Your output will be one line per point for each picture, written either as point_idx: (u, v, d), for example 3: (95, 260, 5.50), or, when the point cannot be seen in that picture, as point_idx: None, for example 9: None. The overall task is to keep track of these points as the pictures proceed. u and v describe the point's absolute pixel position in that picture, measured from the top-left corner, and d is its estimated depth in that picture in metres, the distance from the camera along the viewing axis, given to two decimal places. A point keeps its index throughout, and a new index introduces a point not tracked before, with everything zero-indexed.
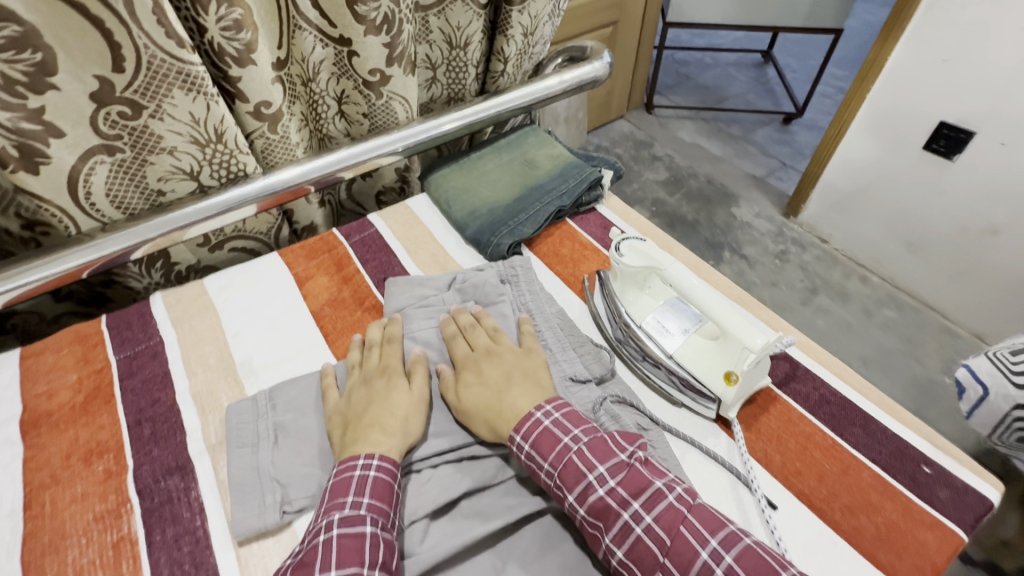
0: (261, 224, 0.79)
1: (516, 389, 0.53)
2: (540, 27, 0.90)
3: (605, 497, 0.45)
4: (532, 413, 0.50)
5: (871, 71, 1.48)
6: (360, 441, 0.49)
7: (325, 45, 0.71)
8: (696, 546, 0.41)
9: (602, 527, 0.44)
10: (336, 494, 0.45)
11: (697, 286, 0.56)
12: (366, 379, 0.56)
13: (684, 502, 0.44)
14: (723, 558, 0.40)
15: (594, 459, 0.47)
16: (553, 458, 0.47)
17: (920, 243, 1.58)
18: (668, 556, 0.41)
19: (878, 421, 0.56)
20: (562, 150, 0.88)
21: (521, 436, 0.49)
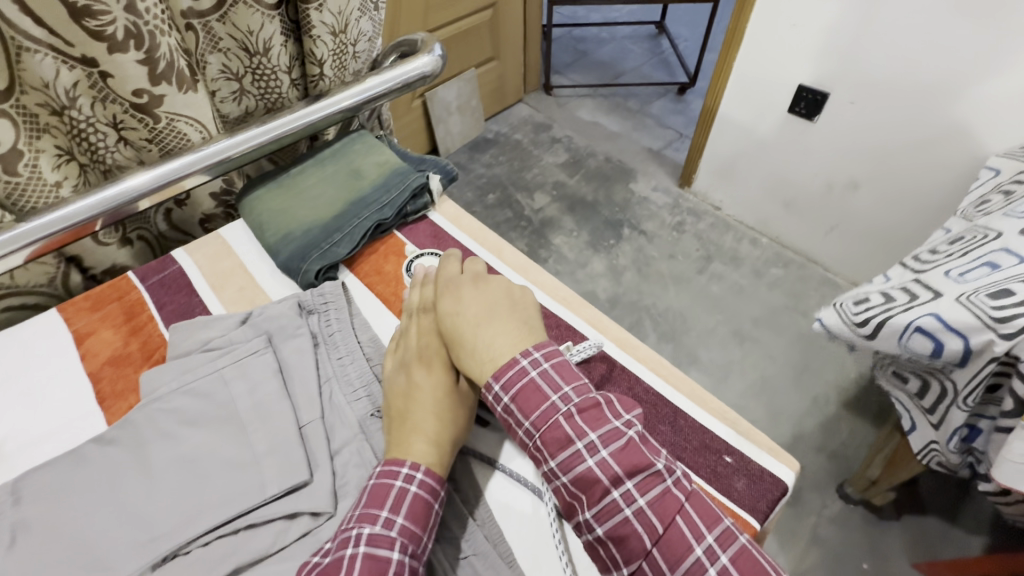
0: (37, 275, 0.70)
1: (495, 333, 0.49)
2: (352, 23, 0.83)
3: (593, 468, 0.43)
4: (516, 360, 0.47)
5: (733, 40, 1.50)
6: (406, 448, 0.49)
7: (71, 66, 0.61)
8: (692, 539, 0.41)
9: (585, 500, 0.43)
10: (371, 502, 0.45)
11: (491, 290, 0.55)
12: (399, 366, 0.54)
13: (681, 488, 0.43)
14: (719, 558, 0.40)
15: (584, 426, 0.44)
16: (537, 417, 0.45)
17: (796, 202, 1.65)
18: (658, 545, 0.41)
19: (687, 415, 0.56)
20: (390, 156, 0.82)
21: (500, 385, 0.46)
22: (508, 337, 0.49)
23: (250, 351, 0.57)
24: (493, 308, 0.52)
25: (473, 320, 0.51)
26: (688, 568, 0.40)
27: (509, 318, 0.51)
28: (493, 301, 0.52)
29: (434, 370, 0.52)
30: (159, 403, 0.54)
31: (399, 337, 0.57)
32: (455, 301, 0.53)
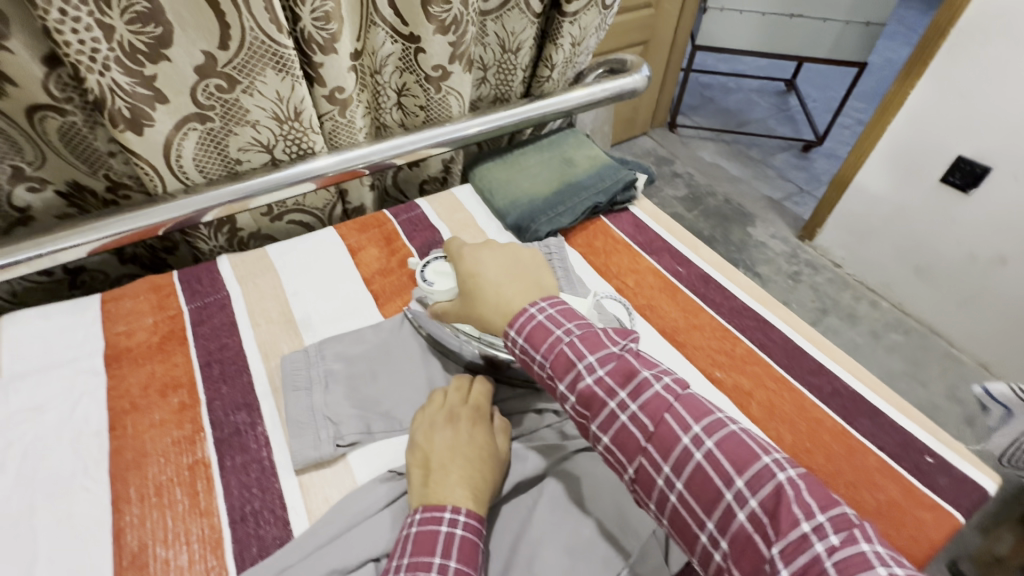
0: (319, 200, 0.86)
1: (510, 288, 0.56)
2: (586, 39, 0.97)
3: (592, 385, 0.47)
4: (527, 309, 0.52)
5: (892, 103, 1.52)
6: (448, 497, 0.47)
7: (395, 42, 0.78)
8: (574, 360, 0.48)
9: (589, 415, 0.47)
10: (420, 550, 0.43)
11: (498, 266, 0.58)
12: (436, 425, 0.54)
13: (557, 323, 0.51)
14: (704, 443, 0.43)
15: (584, 350, 0.49)
16: (544, 349, 0.50)
17: (929, 270, 1.62)
18: (651, 442, 0.45)
19: (886, 413, 0.61)
20: (599, 153, 0.94)
21: (515, 331, 0.52)
22: (525, 291, 0.55)
23: None
24: (512, 271, 0.58)
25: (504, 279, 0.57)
26: (572, 383, 0.48)
27: (524, 279, 0.57)
28: (507, 264, 0.59)
29: (479, 430, 0.53)
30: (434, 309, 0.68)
31: (438, 410, 0.56)
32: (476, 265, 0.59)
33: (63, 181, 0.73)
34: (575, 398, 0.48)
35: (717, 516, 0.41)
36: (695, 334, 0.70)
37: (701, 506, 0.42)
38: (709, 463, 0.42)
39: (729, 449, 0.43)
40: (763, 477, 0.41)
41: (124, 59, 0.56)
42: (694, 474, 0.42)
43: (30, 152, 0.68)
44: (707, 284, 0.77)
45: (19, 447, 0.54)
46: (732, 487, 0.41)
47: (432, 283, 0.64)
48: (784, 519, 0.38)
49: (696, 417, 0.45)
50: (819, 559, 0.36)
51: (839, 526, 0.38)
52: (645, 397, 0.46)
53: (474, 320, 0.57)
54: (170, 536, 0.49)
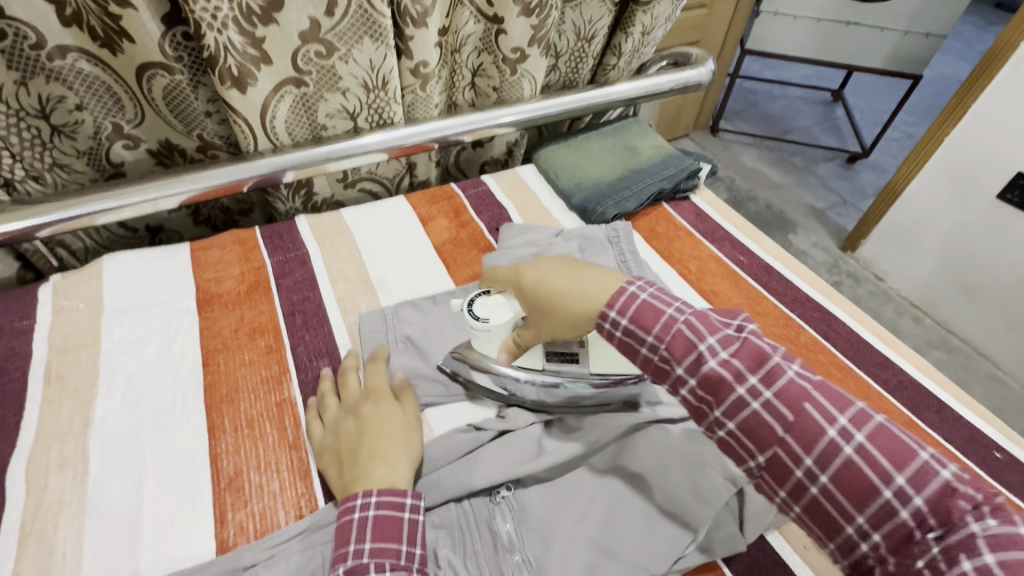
0: (390, 170, 0.89)
1: (590, 275, 0.51)
2: (656, 29, 0.98)
3: (718, 367, 0.44)
4: (624, 288, 0.49)
5: (952, 115, 1.49)
6: (365, 478, 0.47)
7: (478, 22, 0.81)
8: (694, 341, 0.46)
9: (712, 401, 0.45)
10: (339, 542, 0.43)
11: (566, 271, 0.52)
12: (337, 418, 0.54)
13: (665, 301, 0.48)
14: (853, 437, 0.41)
15: (703, 330, 0.46)
16: (659, 330, 0.47)
17: (977, 288, 1.57)
18: (790, 432, 0.42)
19: (954, 410, 0.62)
20: (663, 142, 0.95)
21: (614, 311, 0.48)
22: (606, 276, 0.51)
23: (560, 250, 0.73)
24: (580, 264, 0.53)
25: (567, 279, 0.51)
26: (693, 366, 0.45)
27: (594, 268, 0.53)
28: (571, 261, 0.54)
29: (384, 406, 0.54)
30: None
31: (327, 394, 0.57)
32: (538, 275, 0.53)
33: (155, 140, 0.76)
34: (697, 383, 0.45)
35: (869, 512, 0.39)
36: (759, 320, 0.70)
37: (850, 502, 0.40)
38: (864, 459, 0.40)
39: (881, 443, 0.40)
40: (924, 472, 0.38)
41: (241, 19, 0.60)
42: (843, 468, 0.40)
43: (130, 110, 0.72)
44: (769, 274, 0.77)
45: (121, 375, 0.58)
46: (891, 485, 0.39)
47: (487, 320, 0.57)
48: (952, 516, 0.37)
49: (841, 408, 0.42)
50: (973, 540, 0.35)
51: (1001, 515, 0.36)
52: (781, 384, 0.43)
53: (557, 322, 0.51)
54: (262, 465, 0.52)
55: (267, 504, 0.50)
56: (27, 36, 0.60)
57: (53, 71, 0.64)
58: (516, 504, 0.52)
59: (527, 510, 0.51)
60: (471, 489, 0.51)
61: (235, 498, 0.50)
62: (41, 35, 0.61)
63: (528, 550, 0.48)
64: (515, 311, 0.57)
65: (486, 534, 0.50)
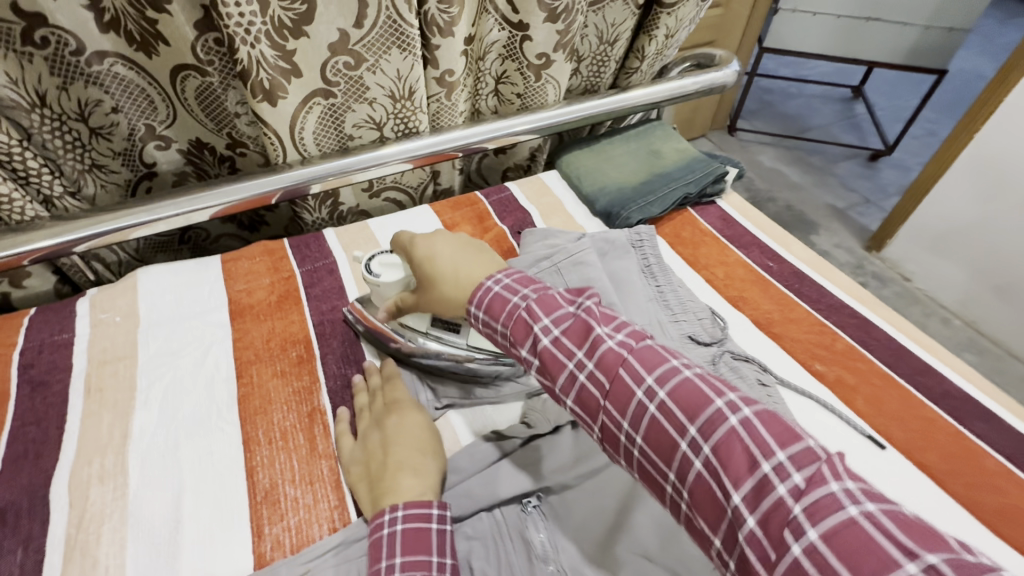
0: (414, 179, 0.89)
1: (470, 263, 0.52)
2: (680, 31, 0.97)
3: (549, 347, 0.43)
4: (483, 283, 0.48)
5: (982, 112, 1.44)
6: (393, 489, 0.47)
7: (503, 29, 0.80)
8: (532, 324, 0.44)
9: (551, 380, 0.43)
10: (372, 558, 0.42)
11: (459, 255, 0.53)
12: (365, 432, 0.54)
13: (514, 291, 0.47)
14: (658, 396, 0.38)
15: (539, 312, 0.44)
16: (505, 318, 0.46)
17: (1010, 289, 1.53)
18: (609, 399, 0.40)
19: (1002, 419, 0.59)
20: (688, 145, 0.94)
21: (473, 306, 0.48)
22: (481, 267, 0.51)
23: (582, 253, 0.72)
24: (470, 248, 0.55)
25: (460, 259, 0.53)
26: (534, 348, 0.44)
27: (484, 254, 0.54)
28: (466, 243, 0.55)
29: (406, 418, 0.54)
30: None
31: (361, 408, 0.57)
32: (431, 250, 0.55)
33: (186, 140, 0.77)
34: (538, 364, 0.44)
35: (680, 470, 0.36)
36: (791, 327, 0.69)
37: (664, 463, 0.37)
38: (663, 414, 0.38)
39: (684, 397, 0.38)
40: (716, 421, 0.36)
41: (273, 33, 0.60)
42: (652, 428, 0.38)
43: (162, 111, 0.73)
44: (800, 280, 0.76)
45: (158, 388, 0.59)
46: (686, 437, 0.36)
47: (378, 275, 0.61)
48: (743, 469, 0.33)
49: (652, 367, 0.40)
50: (786, 507, 0.31)
51: (800, 463, 0.33)
52: (601, 353, 0.41)
53: (432, 301, 0.54)
54: (297, 478, 0.52)
55: (303, 518, 0.50)
56: (67, 43, 0.61)
57: (92, 76, 0.65)
58: (548, 512, 0.50)
59: (559, 520, 0.50)
60: (501, 497, 0.50)
61: (271, 512, 0.50)
62: (81, 42, 0.62)
63: (563, 560, 0.47)
64: (407, 275, 0.60)
65: (519, 544, 0.48)
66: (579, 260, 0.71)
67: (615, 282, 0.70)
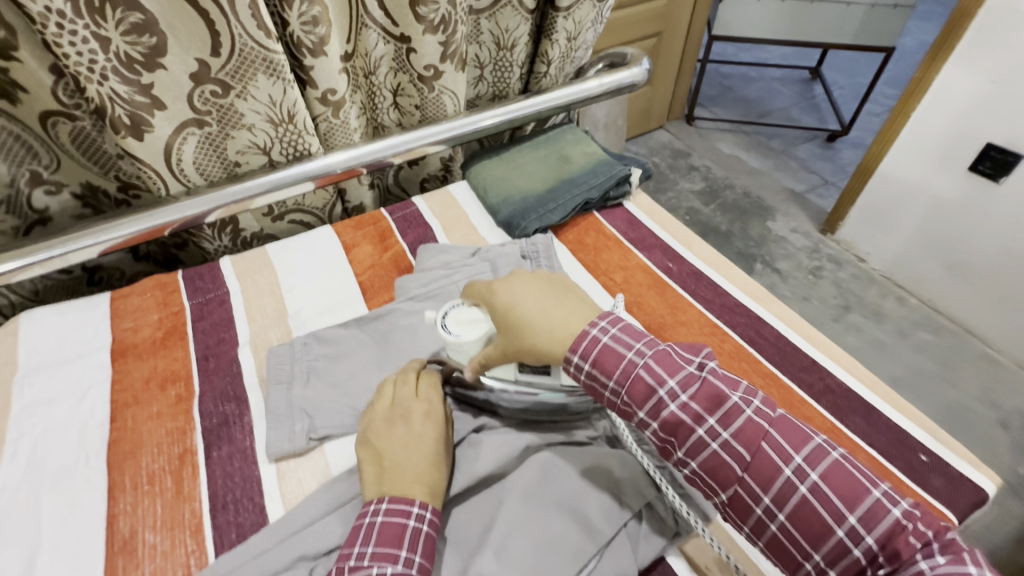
0: (318, 200, 0.89)
1: (558, 311, 0.52)
2: (583, 33, 0.96)
3: (677, 412, 0.45)
4: (588, 331, 0.49)
5: (917, 89, 1.43)
6: (409, 484, 0.48)
7: (387, 42, 0.79)
8: (654, 386, 0.46)
9: (674, 441, 0.45)
10: (385, 540, 0.44)
11: (531, 305, 0.52)
12: (399, 422, 0.53)
13: (625, 344, 0.48)
14: (808, 476, 0.42)
15: (662, 373, 0.46)
16: (619, 375, 0.47)
17: (956, 263, 1.53)
18: (748, 471, 0.43)
19: (880, 412, 0.60)
20: (596, 148, 0.93)
21: (577, 356, 0.49)
22: (578, 314, 0.52)
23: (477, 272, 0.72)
24: (554, 294, 0.54)
25: (542, 310, 0.52)
26: (654, 410, 0.46)
27: (571, 298, 0.54)
28: (550, 291, 0.54)
29: (435, 422, 0.54)
30: (416, 304, 0.69)
31: (388, 388, 0.57)
32: (510, 295, 0.54)
33: (77, 183, 0.76)
34: (658, 425, 0.46)
35: (825, 550, 0.40)
36: (681, 330, 0.68)
37: (805, 537, 0.41)
38: (815, 496, 0.41)
39: (835, 480, 0.41)
40: (878, 511, 0.39)
41: (122, 69, 0.59)
42: (800, 507, 0.41)
43: (45, 156, 0.72)
44: (698, 280, 0.75)
45: (28, 438, 0.58)
46: (843, 523, 0.40)
47: (458, 333, 0.56)
48: (900, 553, 0.38)
49: (797, 445, 0.43)
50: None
51: (952, 551, 0.37)
52: (737, 425, 0.44)
53: (521, 351, 0.52)
54: (159, 524, 0.51)
55: (158, 565, 0.49)
56: None
57: None
58: None
59: None
60: None
61: (127, 561, 0.49)
62: None
63: None
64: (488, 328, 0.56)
65: None
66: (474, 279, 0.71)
67: None
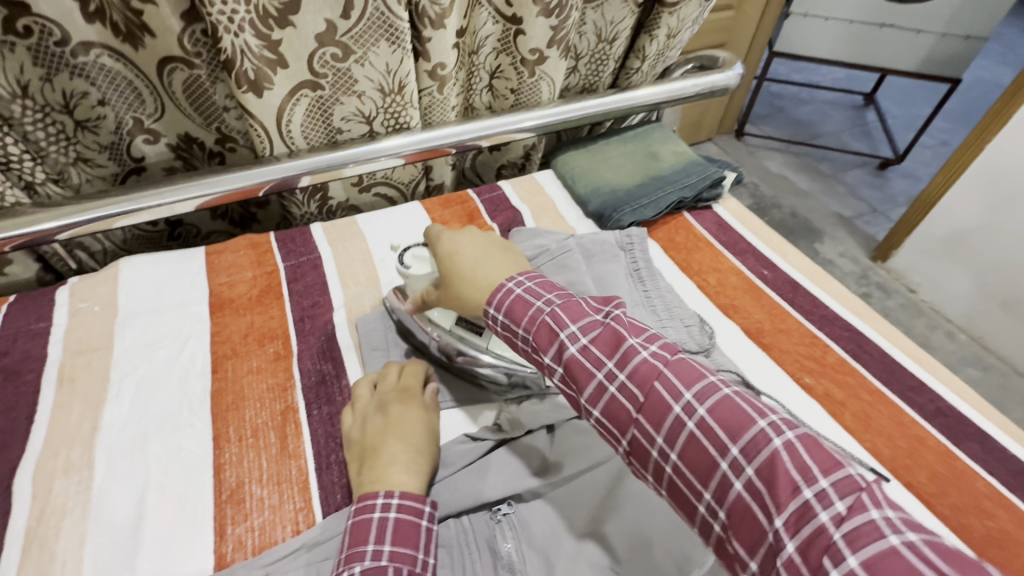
0: (406, 175, 0.88)
1: (491, 264, 0.53)
2: (682, 31, 0.95)
3: (577, 354, 0.43)
4: (504, 284, 0.49)
5: (994, 120, 1.39)
6: (383, 479, 0.47)
7: (496, 22, 0.79)
8: (556, 330, 0.45)
9: (578, 388, 0.43)
10: (355, 540, 0.42)
11: (466, 258, 0.54)
12: (377, 412, 0.53)
13: (537, 295, 0.48)
14: (697, 412, 0.38)
15: (566, 318, 0.45)
16: (527, 321, 0.47)
17: (1017, 304, 1.48)
18: (643, 412, 0.40)
19: (996, 439, 0.58)
20: (686, 148, 0.91)
21: (494, 308, 0.49)
22: (506, 266, 0.53)
23: (563, 252, 0.71)
24: (496, 250, 0.55)
25: (470, 265, 0.53)
26: (556, 355, 0.44)
27: (506, 255, 0.55)
28: (490, 244, 0.56)
29: (413, 414, 0.53)
30: None
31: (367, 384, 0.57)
32: (453, 247, 0.55)
33: (174, 134, 0.76)
34: (562, 369, 0.44)
35: (714, 488, 0.36)
36: (782, 337, 0.67)
37: (698, 478, 0.37)
38: (703, 431, 0.37)
39: (724, 414, 0.38)
40: (760, 441, 0.35)
41: (257, 23, 0.59)
42: (689, 445, 0.38)
43: (150, 104, 0.71)
44: (794, 289, 0.74)
45: (132, 379, 0.58)
46: (727, 456, 0.36)
47: (409, 267, 0.59)
48: (781, 486, 0.34)
49: (688, 382, 0.40)
50: (829, 535, 0.31)
51: (847, 492, 0.32)
52: (634, 364, 0.41)
53: (452, 299, 0.54)
54: (265, 477, 0.51)
55: (267, 519, 0.49)
56: (52, 33, 0.60)
57: (77, 67, 0.64)
58: (519, 522, 0.49)
59: (529, 529, 0.48)
60: (469, 502, 0.50)
61: (235, 511, 0.49)
62: (66, 32, 0.61)
63: (531, 572, 0.46)
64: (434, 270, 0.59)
65: (487, 555, 0.47)
66: (564, 264, 0.70)
67: (601, 285, 0.69)
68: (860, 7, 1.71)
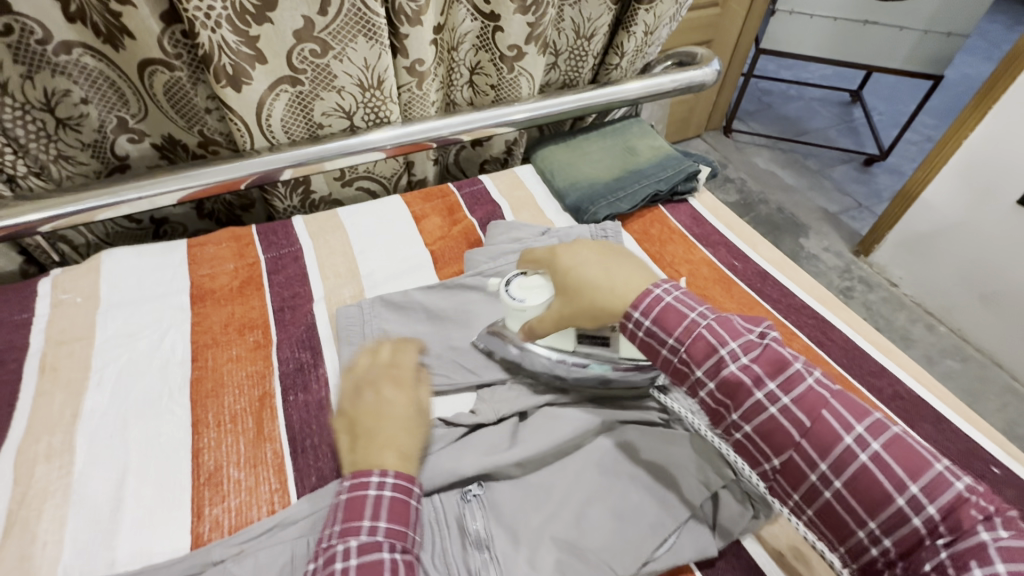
0: (387, 169, 0.90)
1: (620, 271, 0.51)
2: (659, 27, 0.97)
3: (737, 372, 0.44)
4: (651, 289, 0.49)
5: (972, 117, 1.41)
6: (376, 455, 0.48)
7: (475, 19, 0.80)
8: (715, 346, 0.45)
9: (730, 405, 0.44)
10: (351, 515, 0.44)
11: (590, 270, 0.52)
12: (372, 394, 0.53)
13: (689, 305, 0.47)
14: (870, 445, 0.40)
15: (725, 334, 0.45)
16: (680, 332, 0.46)
17: (994, 296, 1.51)
18: (806, 437, 0.42)
19: (951, 421, 0.60)
20: (663, 143, 0.93)
21: (638, 312, 0.48)
22: (639, 271, 0.51)
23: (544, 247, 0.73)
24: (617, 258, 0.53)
25: (599, 275, 0.51)
26: (713, 370, 0.45)
27: (630, 262, 0.53)
28: (610, 254, 0.54)
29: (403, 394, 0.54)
30: (485, 275, 0.70)
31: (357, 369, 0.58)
32: (577, 263, 0.53)
33: (159, 135, 0.77)
34: (716, 385, 0.45)
35: (883, 518, 0.39)
36: None
37: (862, 506, 0.39)
38: (877, 466, 0.39)
39: (898, 450, 0.39)
40: (941, 482, 0.37)
41: (234, 19, 0.61)
42: (860, 474, 0.39)
43: (134, 105, 0.73)
44: (763, 280, 0.76)
45: (114, 368, 0.59)
46: (905, 492, 0.38)
47: (524, 299, 0.57)
48: (963, 524, 0.36)
49: (858, 416, 0.41)
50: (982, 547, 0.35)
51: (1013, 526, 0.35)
52: (799, 391, 0.42)
53: (581, 311, 0.51)
54: (242, 461, 0.53)
55: (243, 500, 0.50)
56: (33, 31, 0.61)
57: (58, 65, 0.65)
58: (486, 500, 0.51)
59: (497, 506, 0.50)
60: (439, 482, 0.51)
61: (214, 493, 0.50)
62: (47, 30, 0.62)
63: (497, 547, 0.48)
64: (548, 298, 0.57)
65: (456, 531, 0.49)
66: None
67: None
68: (844, 4, 1.72)
